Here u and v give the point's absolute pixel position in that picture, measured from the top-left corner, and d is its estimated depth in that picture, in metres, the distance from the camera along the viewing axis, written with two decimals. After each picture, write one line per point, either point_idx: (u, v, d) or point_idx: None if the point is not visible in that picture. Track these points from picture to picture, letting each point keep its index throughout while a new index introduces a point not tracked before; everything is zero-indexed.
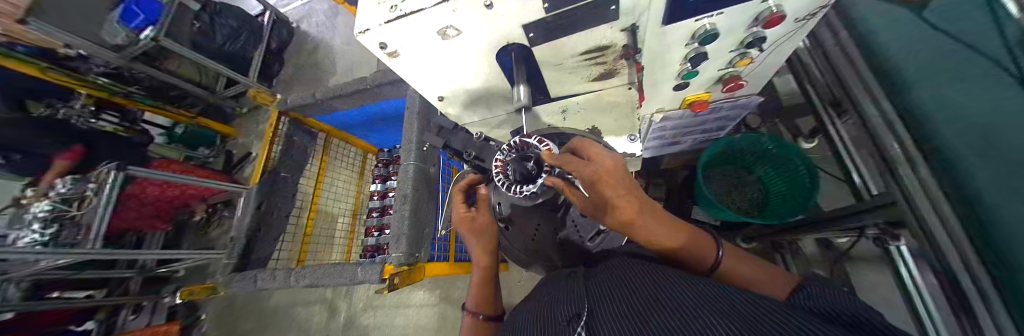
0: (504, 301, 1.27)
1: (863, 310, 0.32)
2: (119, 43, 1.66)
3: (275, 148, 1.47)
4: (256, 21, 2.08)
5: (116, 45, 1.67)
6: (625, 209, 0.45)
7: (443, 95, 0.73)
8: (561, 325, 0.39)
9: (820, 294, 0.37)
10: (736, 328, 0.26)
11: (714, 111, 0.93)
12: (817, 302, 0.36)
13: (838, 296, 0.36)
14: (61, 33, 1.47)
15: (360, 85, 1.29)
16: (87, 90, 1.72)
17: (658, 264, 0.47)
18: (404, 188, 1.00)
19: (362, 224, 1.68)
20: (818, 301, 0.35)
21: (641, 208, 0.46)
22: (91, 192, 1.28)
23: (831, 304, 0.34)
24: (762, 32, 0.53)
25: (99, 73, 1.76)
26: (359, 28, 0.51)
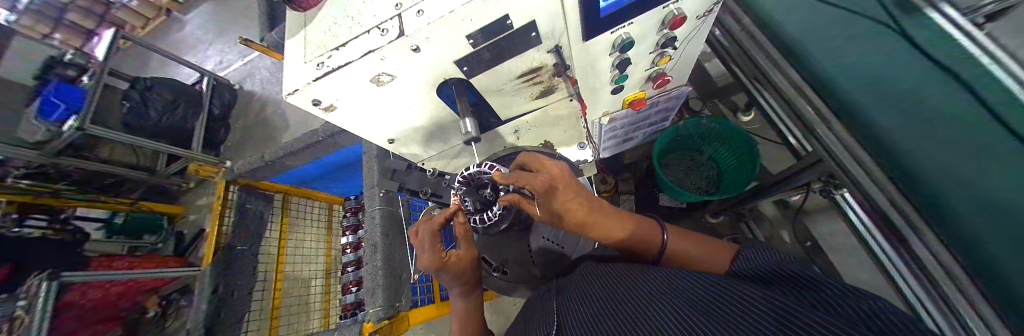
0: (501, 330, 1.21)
1: (800, 265, 0.35)
2: (40, 139, 1.53)
3: (225, 220, 1.33)
4: (192, 89, 1.95)
5: (36, 142, 1.54)
6: (575, 210, 0.49)
7: (392, 137, 0.73)
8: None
9: (759, 261, 0.41)
10: (697, 323, 0.27)
11: (655, 105, 1.00)
12: (762, 266, 0.39)
13: (775, 257, 0.39)
14: None
15: (313, 139, 1.23)
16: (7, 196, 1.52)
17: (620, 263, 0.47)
18: (374, 236, 0.96)
19: (338, 284, 1.56)
20: (759, 264, 0.40)
21: (591, 208, 0.50)
22: (20, 310, 1.07)
23: (772, 265, 0.37)
24: (671, 34, 0.60)
25: (19, 176, 1.59)
26: (287, 89, 0.50)
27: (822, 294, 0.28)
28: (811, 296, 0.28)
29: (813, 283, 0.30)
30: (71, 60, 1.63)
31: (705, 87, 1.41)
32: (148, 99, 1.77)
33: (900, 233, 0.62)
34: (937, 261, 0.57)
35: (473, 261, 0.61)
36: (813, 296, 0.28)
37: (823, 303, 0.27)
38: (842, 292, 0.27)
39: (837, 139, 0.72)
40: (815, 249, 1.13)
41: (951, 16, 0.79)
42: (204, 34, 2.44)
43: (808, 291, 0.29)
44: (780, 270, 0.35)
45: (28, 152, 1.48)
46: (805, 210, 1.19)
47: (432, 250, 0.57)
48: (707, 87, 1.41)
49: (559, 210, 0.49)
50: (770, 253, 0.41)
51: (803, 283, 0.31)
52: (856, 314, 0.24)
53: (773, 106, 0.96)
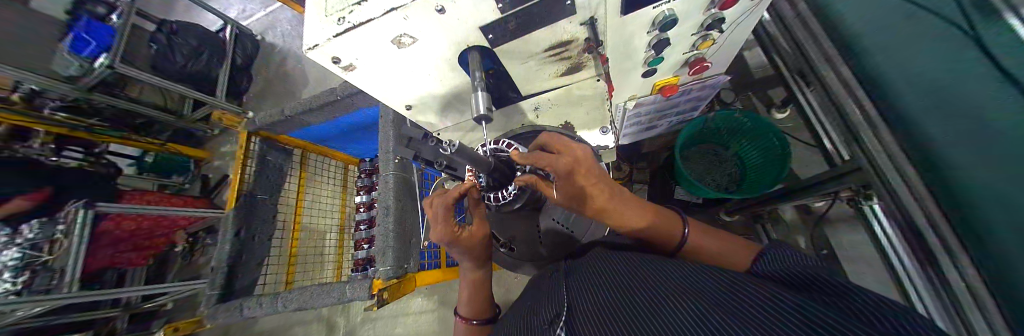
0: (501, 299, 1.26)
1: (827, 270, 0.33)
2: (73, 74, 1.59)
3: (247, 169, 1.39)
4: (215, 36, 1.95)
5: (69, 77, 1.60)
6: (594, 195, 0.48)
7: (410, 103, 0.71)
8: (546, 317, 0.40)
9: (779, 264, 0.39)
10: (715, 316, 0.26)
11: (685, 93, 0.94)
12: (784, 268, 0.37)
13: (800, 261, 0.37)
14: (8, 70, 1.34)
15: (332, 97, 1.23)
16: (42, 127, 1.59)
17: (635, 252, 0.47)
18: (387, 199, 0.98)
19: (351, 239, 1.65)
20: (778, 266, 0.38)
21: (611, 194, 0.49)
22: (61, 234, 1.19)
23: (796, 269, 0.35)
24: (719, 14, 0.54)
25: (55, 108, 1.66)
26: (308, 44, 0.49)
27: (847, 298, 0.26)
28: (835, 300, 0.27)
29: (840, 288, 0.28)
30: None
31: (743, 77, 1.31)
32: (173, 43, 1.79)
33: None
34: None
35: (482, 239, 0.61)
36: (837, 300, 0.26)
37: (848, 307, 0.25)
38: (870, 296, 0.25)
39: (884, 149, 0.66)
40: (830, 258, 1.10)
41: None
42: None
43: (832, 295, 0.27)
44: (804, 273, 0.33)
45: (63, 87, 1.53)
46: (827, 218, 1.14)
47: (445, 224, 0.57)
48: (745, 78, 1.31)
49: (578, 194, 0.49)
50: (793, 256, 0.39)
51: (829, 286, 0.29)
52: (877, 311, 0.23)
53: (815, 105, 0.89)
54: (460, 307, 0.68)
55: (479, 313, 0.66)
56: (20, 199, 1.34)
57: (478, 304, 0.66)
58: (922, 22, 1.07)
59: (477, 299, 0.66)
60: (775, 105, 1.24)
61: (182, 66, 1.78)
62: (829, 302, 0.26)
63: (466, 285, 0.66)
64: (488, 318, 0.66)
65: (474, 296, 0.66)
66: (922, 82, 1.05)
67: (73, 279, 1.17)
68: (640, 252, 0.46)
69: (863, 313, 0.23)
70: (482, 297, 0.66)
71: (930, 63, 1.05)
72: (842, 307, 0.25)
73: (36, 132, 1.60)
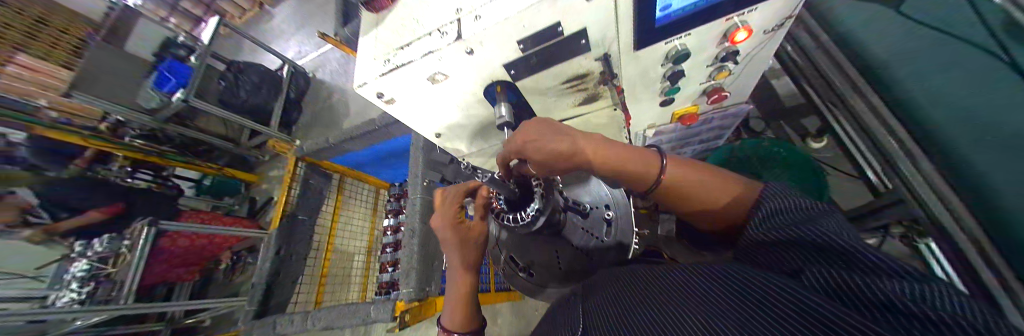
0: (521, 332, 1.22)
1: (831, 219, 0.29)
2: (152, 106, 1.85)
3: (292, 191, 1.54)
4: (276, 76, 2.26)
5: (150, 109, 1.87)
6: (562, 149, 0.48)
7: (439, 132, 0.78)
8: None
9: (775, 213, 0.34)
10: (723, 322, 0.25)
11: (706, 122, 0.94)
12: (775, 222, 0.33)
13: (796, 206, 0.33)
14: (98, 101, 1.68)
15: (370, 127, 1.36)
16: (122, 152, 1.91)
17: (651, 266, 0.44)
18: (413, 221, 1.03)
19: (377, 261, 1.72)
20: (772, 216, 0.34)
21: (579, 145, 0.48)
22: (125, 250, 1.35)
23: (788, 221, 0.31)
24: (732, 47, 0.57)
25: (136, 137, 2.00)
26: (358, 82, 0.58)
27: (854, 267, 0.23)
28: (840, 279, 0.23)
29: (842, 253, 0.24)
30: (184, 42, 2.00)
31: (770, 105, 1.27)
32: (239, 81, 2.08)
33: None
34: None
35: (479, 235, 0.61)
36: (845, 278, 0.22)
37: (858, 295, 0.21)
38: (882, 271, 0.21)
39: None
40: None
41: None
42: (289, 28, 2.82)
43: (835, 269, 0.24)
44: (793, 230, 0.29)
45: (143, 117, 1.88)
46: None
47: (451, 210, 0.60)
48: (773, 106, 1.27)
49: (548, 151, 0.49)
50: (783, 200, 0.35)
51: (827, 250, 0.25)
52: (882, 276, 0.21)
53: (851, 133, 0.85)
54: (444, 318, 0.61)
55: (463, 324, 0.59)
56: (96, 210, 1.59)
57: (462, 314, 0.59)
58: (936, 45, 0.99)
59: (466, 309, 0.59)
60: (810, 133, 1.18)
61: (244, 100, 2.06)
62: (836, 290, 0.22)
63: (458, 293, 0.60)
64: (473, 330, 0.59)
65: (458, 304, 0.60)
66: (952, 103, 0.93)
67: (130, 290, 1.30)
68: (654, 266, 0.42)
69: (878, 305, 0.20)
70: (467, 304, 0.60)
71: (956, 85, 0.94)
72: (855, 296, 0.21)
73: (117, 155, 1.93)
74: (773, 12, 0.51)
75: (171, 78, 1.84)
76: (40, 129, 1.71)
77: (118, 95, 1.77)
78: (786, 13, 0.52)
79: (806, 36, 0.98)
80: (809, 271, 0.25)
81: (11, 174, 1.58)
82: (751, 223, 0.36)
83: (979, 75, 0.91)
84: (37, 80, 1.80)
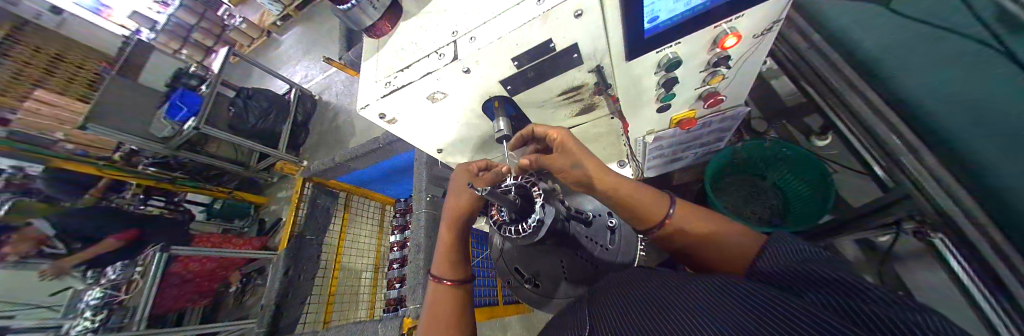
0: None
1: (837, 261, 0.31)
2: (166, 135, 1.91)
3: (299, 211, 1.55)
4: (283, 100, 2.34)
5: (163, 137, 1.92)
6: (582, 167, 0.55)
7: (441, 147, 0.80)
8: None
9: (786, 253, 0.36)
10: (731, 322, 0.26)
11: (705, 125, 0.94)
12: (787, 258, 0.34)
13: (801, 250, 0.35)
14: (112, 133, 1.73)
15: (374, 145, 1.38)
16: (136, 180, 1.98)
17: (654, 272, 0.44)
18: (418, 236, 1.03)
19: (385, 278, 1.71)
20: (782, 258, 0.35)
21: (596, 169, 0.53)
22: (138, 276, 1.37)
23: (799, 260, 0.33)
24: (723, 52, 0.58)
25: (149, 164, 2.05)
26: (361, 104, 0.60)
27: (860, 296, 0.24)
28: (854, 306, 0.24)
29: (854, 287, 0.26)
30: (194, 72, 2.10)
31: (769, 105, 1.28)
32: (247, 106, 2.15)
33: None
34: None
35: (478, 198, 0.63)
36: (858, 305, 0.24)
37: (869, 317, 0.22)
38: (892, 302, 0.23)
39: None
40: None
41: None
42: (296, 53, 2.93)
43: (845, 295, 0.25)
44: (809, 265, 0.31)
45: (155, 146, 1.90)
46: None
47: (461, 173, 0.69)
48: (772, 106, 1.27)
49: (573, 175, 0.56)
50: (794, 244, 0.37)
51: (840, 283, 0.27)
52: (890, 304, 0.22)
53: (853, 130, 0.84)
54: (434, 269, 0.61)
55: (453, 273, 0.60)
56: (111, 238, 1.61)
57: (451, 263, 0.61)
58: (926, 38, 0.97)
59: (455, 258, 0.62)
60: (813, 131, 1.17)
61: (252, 125, 2.11)
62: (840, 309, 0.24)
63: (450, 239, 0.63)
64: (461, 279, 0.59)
65: (451, 255, 0.62)
66: (950, 94, 0.92)
67: (141, 317, 1.32)
68: (660, 272, 0.43)
69: (888, 326, 0.21)
70: (457, 254, 0.62)
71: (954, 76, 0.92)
72: (866, 318, 0.22)
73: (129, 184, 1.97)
74: (761, 17, 0.52)
75: (183, 107, 1.87)
76: (56, 161, 1.81)
77: (135, 127, 1.87)
78: (773, 17, 0.53)
79: (799, 36, 0.98)
80: (819, 295, 0.26)
81: (36, 204, 1.76)
82: (761, 263, 0.38)
83: (973, 65, 0.89)
84: (57, 115, 1.94)
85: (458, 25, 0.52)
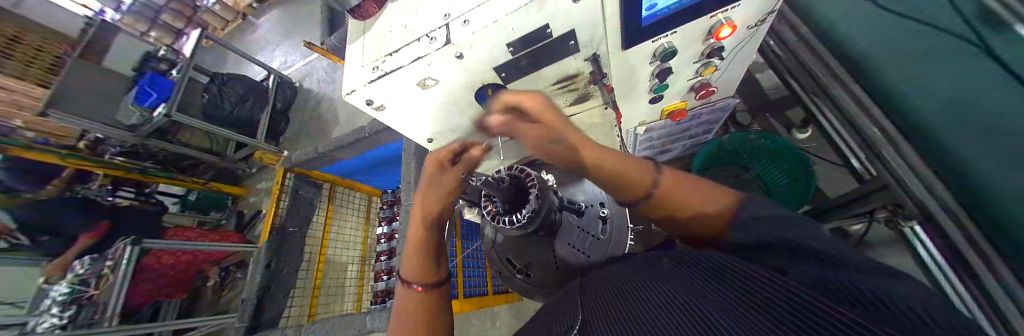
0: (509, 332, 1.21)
1: (816, 232, 0.31)
2: (134, 123, 1.78)
3: (282, 203, 1.48)
4: (262, 86, 2.21)
5: (131, 125, 1.79)
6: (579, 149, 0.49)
7: (431, 137, 0.77)
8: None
9: (760, 218, 0.36)
10: (713, 310, 0.26)
11: (695, 117, 0.95)
12: (765, 230, 0.34)
13: (771, 215, 0.36)
14: (77, 120, 1.59)
15: (360, 134, 1.33)
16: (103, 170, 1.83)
17: (642, 260, 0.44)
18: (407, 228, 1.02)
19: (372, 271, 1.71)
20: (759, 226, 0.35)
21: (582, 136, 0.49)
22: (108, 270, 1.29)
23: (772, 230, 0.33)
24: (717, 43, 0.58)
25: (116, 153, 1.91)
26: (346, 89, 0.57)
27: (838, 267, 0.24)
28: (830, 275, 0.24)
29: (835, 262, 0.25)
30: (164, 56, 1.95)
31: (756, 99, 1.31)
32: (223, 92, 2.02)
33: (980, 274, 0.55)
34: None
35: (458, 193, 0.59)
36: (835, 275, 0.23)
37: (844, 287, 0.22)
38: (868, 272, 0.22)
39: None
40: None
41: None
42: (274, 37, 2.77)
43: (823, 267, 0.25)
44: (791, 239, 0.31)
45: (123, 133, 1.76)
46: None
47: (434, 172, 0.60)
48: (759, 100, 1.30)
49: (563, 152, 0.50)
50: (769, 209, 0.37)
51: (820, 258, 0.26)
52: (861, 272, 0.23)
53: (834, 124, 0.87)
54: (403, 269, 0.57)
55: (428, 274, 0.54)
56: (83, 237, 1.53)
57: (426, 264, 0.55)
58: (909, 32, 1.03)
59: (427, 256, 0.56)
60: (795, 125, 1.21)
61: (229, 112, 1.99)
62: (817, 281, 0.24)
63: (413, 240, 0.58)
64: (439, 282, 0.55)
65: (426, 255, 0.56)
66: (927, 89, 0.97)
67: (114, 313, 1.24)
68: (645, 266, 0.42)
69: (862, 294, 0.20)
70: (430, 254, 0.56)
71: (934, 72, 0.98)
72: (841, 286, 0.22)
73: (96, 174, 1.85)
74: (756, 7, 0.52)
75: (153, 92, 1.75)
76: (13, 151, 1.62)
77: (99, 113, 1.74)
78: (767, 8, 0.53)
79: (786, 31, 1.00)
80: (797, 268, 0.26)
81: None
82: (734, 229, 0.38)
83: (954, 58, 0.93)
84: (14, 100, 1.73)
85: (450, 7, 0.50)
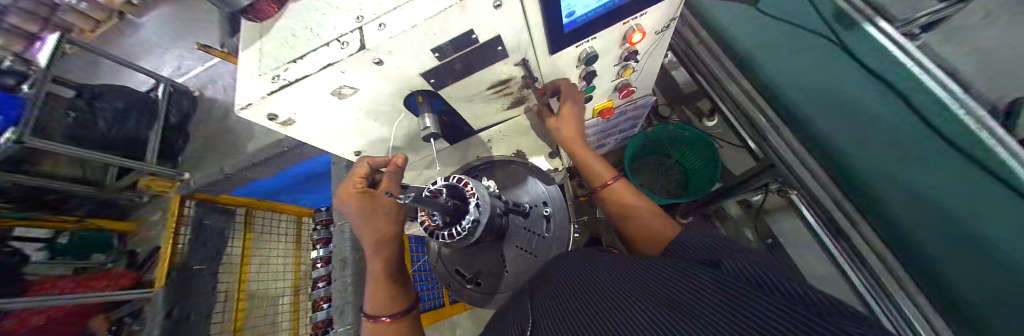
0: None
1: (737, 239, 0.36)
2: None
3: (181, 238, 1.24)
4: (148, 96, 1.80)
5: None
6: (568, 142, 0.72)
7: (359, 148, 0.71)
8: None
9: (697, 236, 0.41)
10: (664, 306, 0.26)
11: (623, 113, 1.03)
12: (703, 241, 0.38)
13: (707, 232, 0.41)
14: None
15: (279, 149, 1.17)
16: None
17: (588, 258, 0.45)
18: (343, 249, 0.92)
19: (307, 300, 1.51)
20: (698, 240, 0.40)
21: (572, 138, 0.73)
22: None
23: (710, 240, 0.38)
24: (632, 48, 0.63)
25: None
26: (240, 103, 0.48)
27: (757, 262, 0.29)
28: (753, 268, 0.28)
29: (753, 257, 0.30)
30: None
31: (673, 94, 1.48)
32: None
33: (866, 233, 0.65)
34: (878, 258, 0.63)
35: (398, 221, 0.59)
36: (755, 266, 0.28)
37: (762, 278, 0.26)
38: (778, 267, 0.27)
39: None
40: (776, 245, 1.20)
41: (886, 31, 0.81)
42: None
43: (746, 260, 0.29)
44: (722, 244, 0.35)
45: None
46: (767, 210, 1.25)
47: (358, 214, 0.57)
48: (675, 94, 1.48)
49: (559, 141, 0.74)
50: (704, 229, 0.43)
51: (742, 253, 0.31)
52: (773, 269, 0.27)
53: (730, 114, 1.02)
54: (368, 305, 0.57)
55: (389, 307, 0.55)
56: None
57: (385, 298, 0.55)
58: None
59: (384, 287, 0.56)
60: (704, 116, 1.40)
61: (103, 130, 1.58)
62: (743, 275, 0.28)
63: (371, 274, 0.58)
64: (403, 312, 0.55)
65: (386, 287, 0.56)
66: None
67: None
68: (591, 259, 0.44)
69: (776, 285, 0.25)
70: (392, 288, 0.56)
71: None
72: (759, 277, 0.26)
73: None
74: (660, 16, 0.58)
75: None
76: None
77: None
78: (669, 17, 0.59)
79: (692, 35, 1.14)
80: (726, 260, 0.30)
81: None
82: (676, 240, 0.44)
83: None
84: None
85: (364, 10, 0.45)
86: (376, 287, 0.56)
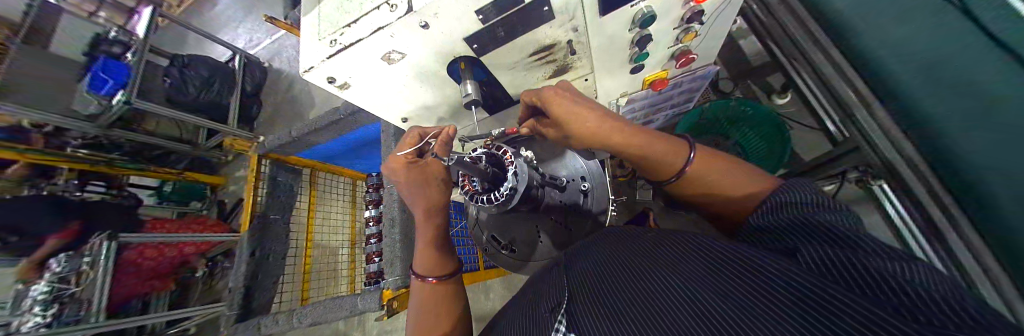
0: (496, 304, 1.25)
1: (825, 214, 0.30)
2: (93, 112, 1.63)
3: (259, 192, 1.43)
4: (227, 67, 2.02)
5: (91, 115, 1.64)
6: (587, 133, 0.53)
7: (405, 116, 0.74)
8: (541, 318, 0.33)
9: (778, 217, 0.34)
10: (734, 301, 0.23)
11: (677, 85, 0.94)
12: (781, 223, 0.32)
13: (790, 202, 0.35)
14: (26, 113, 1.45)
15: (335, 117, 1.25)
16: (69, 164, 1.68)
17: (632, 238, 0.42)
18: (392, 210, 1.01)
19: (362, 254, 1.68)
20: (778, 218, 0.34)
21: (599, 120, 0.52)
22: (87, 266, 1.24)
23: (794, 216, 0.32)
24: (698, 7, 0.55)
25: (80, 146, 1.74)
26: (304, 66, 0.52)
27: (855, 249, 0.24)
28: (849, 258, 0.23)
29: (847, 241, 0.25)
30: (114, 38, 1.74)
31: (739, 65, 1.30)
32: (186, 76, 1.84)
33: (946, 231, 0.57)
34: (983, 264, 0.53)
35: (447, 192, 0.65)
36: (844, 256, 0.23)
37: (857, 272, 0.22)
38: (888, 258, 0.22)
39: (881, 127, 0.65)
40: None
41: None
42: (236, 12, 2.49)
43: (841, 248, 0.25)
44: (807, 223, 0.30)
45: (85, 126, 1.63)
46: None
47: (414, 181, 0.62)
48: (741, 66, 1.30)
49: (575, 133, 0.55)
50: (793, 194, 0.36)
51: (828, 237, 0.26)
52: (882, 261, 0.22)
53: (809, 89, 0.88)
54: (416, 265, 0.62)
55: (437, 268, 0.60)
56: (53, 239, 1.40)
57: (433, 259, 0.60)
58: None
59: (430, 249, 0.61)
60: (775, 91, 1.22)
61: (195, 97, 1.83)
62: (834, 267, 0.23)
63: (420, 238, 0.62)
64: (448, 274, 0.60)
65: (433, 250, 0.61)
66: None
67: (100, 309, 1.23)
68: (635, 240, 0.40)
69: (877, 278, 0.21)
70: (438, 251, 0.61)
71: None
72: (850, 271, 0.22)
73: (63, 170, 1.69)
74: None
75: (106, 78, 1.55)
76: None
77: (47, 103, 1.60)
78: None
79: None
80: (804, 249, 0.26)
81: None
82: (758, 217, 0.37)
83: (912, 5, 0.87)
84: None
85: None
86: (425, 250, 0.61)
